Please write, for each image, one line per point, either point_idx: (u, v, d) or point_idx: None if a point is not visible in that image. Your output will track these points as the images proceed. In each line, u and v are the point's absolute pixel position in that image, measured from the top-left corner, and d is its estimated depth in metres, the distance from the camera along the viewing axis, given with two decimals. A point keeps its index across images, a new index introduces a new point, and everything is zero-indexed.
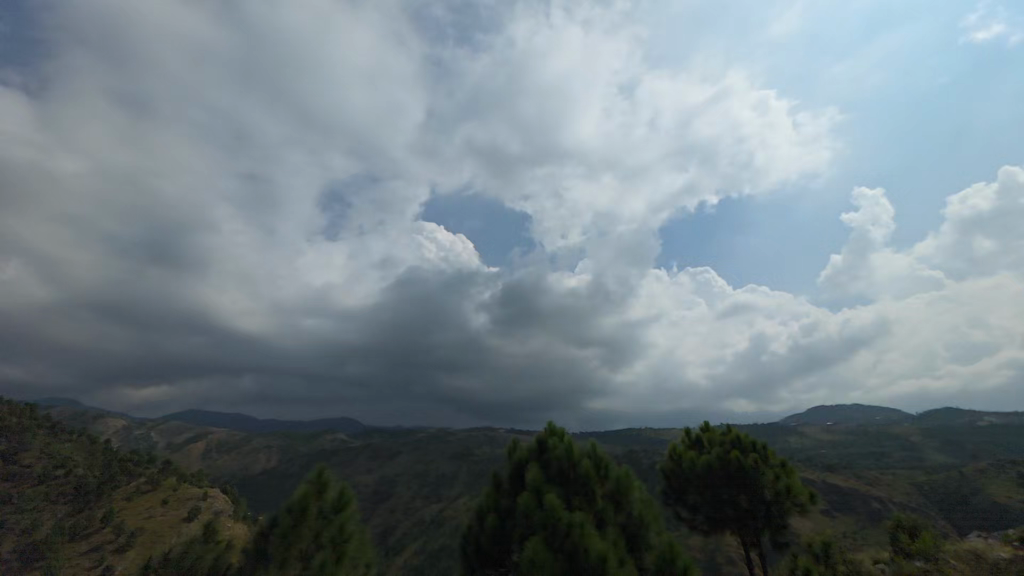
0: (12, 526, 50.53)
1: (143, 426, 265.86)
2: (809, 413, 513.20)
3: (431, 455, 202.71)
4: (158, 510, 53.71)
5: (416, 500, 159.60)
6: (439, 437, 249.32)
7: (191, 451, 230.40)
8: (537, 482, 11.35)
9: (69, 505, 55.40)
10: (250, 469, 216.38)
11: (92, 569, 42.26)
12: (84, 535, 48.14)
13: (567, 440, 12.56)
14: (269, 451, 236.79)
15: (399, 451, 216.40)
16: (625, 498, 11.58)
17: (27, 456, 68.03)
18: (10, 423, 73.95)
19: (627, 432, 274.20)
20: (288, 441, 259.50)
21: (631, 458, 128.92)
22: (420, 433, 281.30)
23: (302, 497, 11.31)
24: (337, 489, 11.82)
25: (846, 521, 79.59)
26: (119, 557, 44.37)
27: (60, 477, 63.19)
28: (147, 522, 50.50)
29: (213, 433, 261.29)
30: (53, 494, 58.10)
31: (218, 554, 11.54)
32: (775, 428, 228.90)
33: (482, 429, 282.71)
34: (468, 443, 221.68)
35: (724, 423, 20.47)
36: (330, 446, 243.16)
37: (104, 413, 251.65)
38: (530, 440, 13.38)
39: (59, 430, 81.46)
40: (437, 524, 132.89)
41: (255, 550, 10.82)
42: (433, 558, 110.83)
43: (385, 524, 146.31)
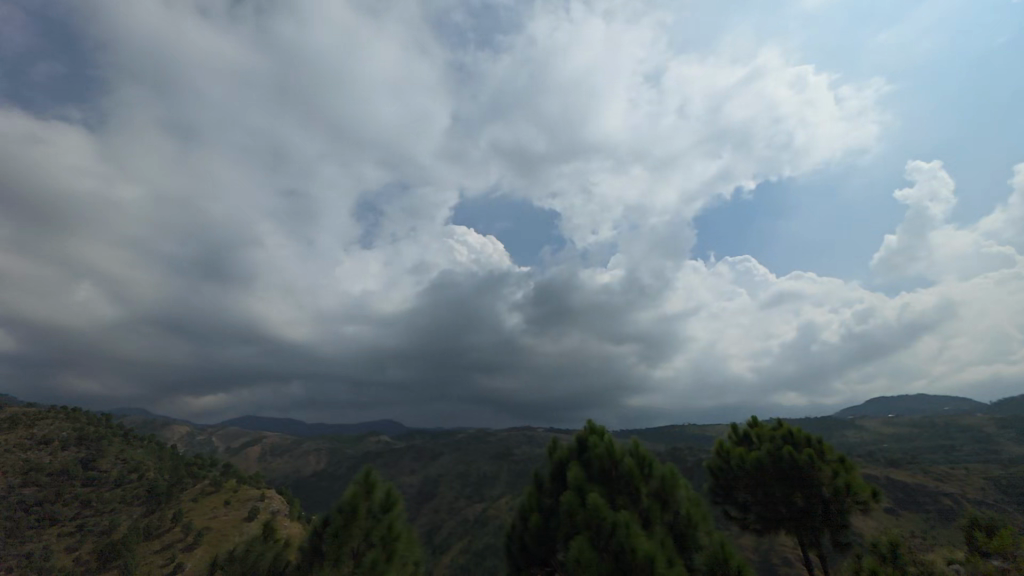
0: (93, 527, 55.32)
1: (204, 432, 284.87)
2: (867, 405, 481.42)
3: (471, 455, 205.36)
4: (222, 511, 57.36)
5: (459, 500, 161.99)
6: (478, 437, 252.00)
7: (248, 455, 244.27)
8: (579, 481, 11.25)
9: (143, 506, 60.16)
10: (301, 471, 226.77)
11: (165, 566, 45.76)
12: (157, 534, 52.11)
13: (608, 439, 12.38)
14: (319, 453, 247.31)
15: (440, 452, 220.40)
16: (671, 497, 11.28)
17: (106, 461, 74.43)
18: (89, 432, 80.95)
19: (669, 428, 267.38)
20: (335, 443, 270.20)
21: (675, 455, 125.63)
22: (460, 433, 285.53)
23: (351, 497, 11.72)
24: (384, 489, 12.17)
25: (915, 519, 74.14)
26: (189, 554, 47.73)
27: (135, 480, 68.74)
28: (212, 522, 54.04)
29: (267, 437, 276.19)
30: (130, 496, 63.32)
31: (278, 551, 12.17)
32: (830, 421, 216.13)
33: (521, 429, 283.68)
34: (507, 443, 222.90)
35: (773, 417, 19.58)
36: (374, 448, 251.12)
37: (171, 421, 271.49)
38: (570, 440, 13.29)
39: (131, 437, 88.43)
40: (481, 523, 134.35)
41: (310, 549, 11.32)
42: (479, 557, 112.18)
43: (430, 524, 149.55)
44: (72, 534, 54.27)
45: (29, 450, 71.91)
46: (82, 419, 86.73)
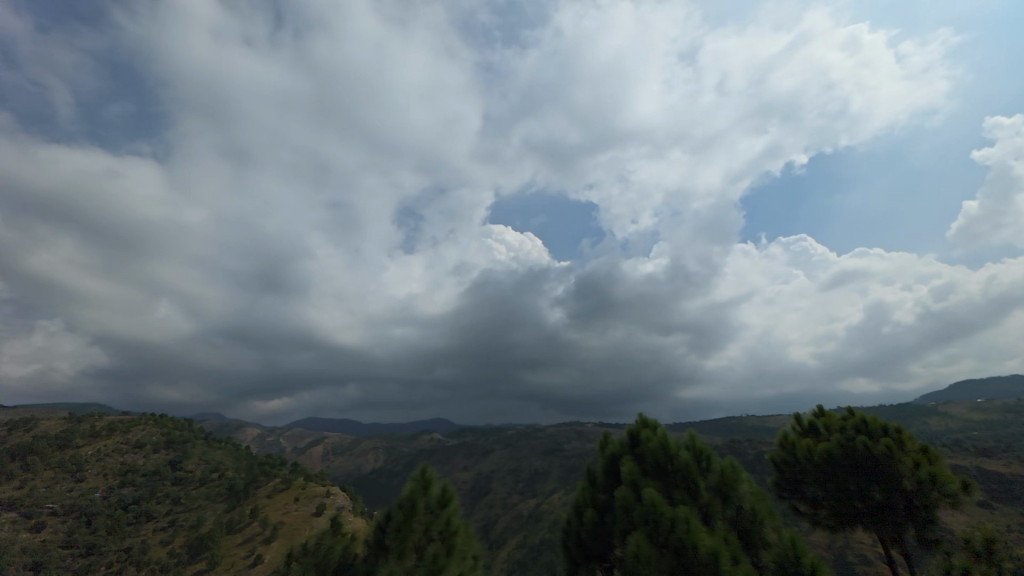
0: (184, 522, 61.15)
1: (274, 433, 306.43)
2: (951, 390, 438.01)
3: (522, 451, 206.81)
4: (293, 506, 61.38)
5: (512, 496, 163.83)
6: (528, 434, 253.27)
7: (313, 454, 259.81)
8: (632, 475, 11.03)
9: (225, 503, 65.59)
10: (362, 469, 237.99)
11: (248, 557, 49.78)
12: (238, 528, 56.58)
13: (661, 432, 12.05)
14: (377, 452, 258.47)
15: (491, 449, 223.72)
16: (733, 491, 10.79)
17: (190, 462, 81.55)
18: (176, 435, 89.58)
19: (725, 420, 256.19)
20: (391, 441, 281.28)
21: (733, 448, 120.56)
22: (510, 430, 287.83)
23: (409, 493, 12.14)
24: (440, 486, 12.54)
25: (1014, 512, 66.88)
26: (267, 547, 51.49)
27: (215, 479, 75.00)
28: (286, 517, 57.98)
29: (328, 437, 292.44)
30: (212, 494, 69.18)
31: (345, 545, 12.86)
32: (909, 408, 198.53)
33: (570, 425, 282.25)
34: (557, 438, 222.65)
35: (842, 407, 18.25)
36: (428, 446, 258.97)
37: (244, 424, 294.47)
38: (622, 434, 13.11)
39: (211, 439, 96.63)
40: (535, 518, 135.26)
41: (375, 543, 11.95)
42: (535, 551, 113.19)
43: (486, 519, 152.59)
44: (165, 529, 60.10)
45: (125, 454, 80.40)
46: (168, 425, 95.70)
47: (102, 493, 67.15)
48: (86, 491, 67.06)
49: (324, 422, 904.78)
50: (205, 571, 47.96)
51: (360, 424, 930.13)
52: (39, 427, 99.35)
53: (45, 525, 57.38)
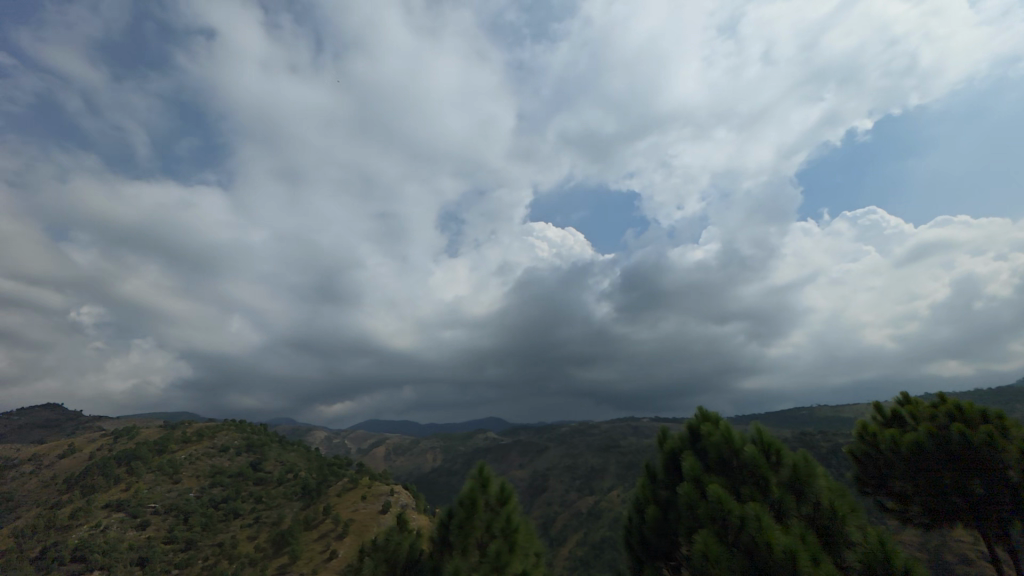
0: (267, 519, 66.43)
1: (339, 436, 324.84)
2: None
3: (577, 448, 205.11)
4: (361, 504, 64.79)
5: (570, 494, 163.11)
6: (582, 431, 250.43)
7: (376, 454, 272.64)
8: (694, 471, 10.62)
9: (301, 501, 70.49)
10: (422, 468, 246.69)
11: (325, 552, 53.28)
12: (314, 525, 60.50)
13: (724, 426, 11.47)
14: (435, 451, 266.63)
15: (546, 446, 223.94)
16: (808, 487, 10.09)
17: (268, 463, 88.28)
18: (255, 439, 97.41)
19: (794, 411, 240.08)
20: (448, 441, 288.85)
21: (805, 440, 112.97)
22: (564, 427, 286.56)
23: (469, 491, 12.40)
24: (498, 484, 12.72)
25: None
26: (340, 543, 54.81)
27: (291, 479, 80.68)
28: (355, 514, 61.38)
29: (389, 438, 305.25)
30: (289, 493, 74.58)
31: (412, 541, 13.38)
32: (1013, 391, 176.51)
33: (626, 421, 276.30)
34: (612, 435, 218.65)
35: (931, 393, 16.54)
36: (483, 444, 263.52)
37: (314, 428, 314.63)
38: (681, 429, 12.64)
39: (285, 442, 104.12)
40: (595, 515, 133.93)
41: (440, 538, 12.37)
42: (597, 549, 112.25)
43: (545, 516, 153.05)
44: (251, 525, 65.54)
45: (213, 457, 88.47)
46: (248, 429, 104.20)
47: (195, 493, 74.24)
48: (182, 492, 74.59)
49: (385, 424, 945.09)
50: (288, 565, 51.73)
51: (418, 424, 960.00)
52: (141, 435, 111.47)
53: (149, 523, 64.27)
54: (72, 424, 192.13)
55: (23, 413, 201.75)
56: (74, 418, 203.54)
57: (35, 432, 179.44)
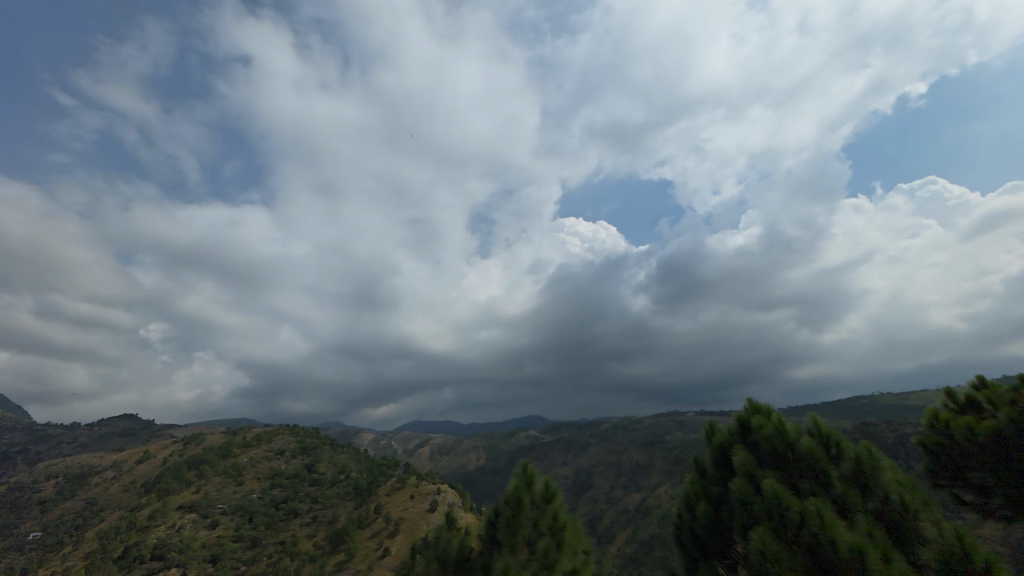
0: (323, 518, 69.70)
1: (386, 437, 336.06)
2: None
3: (620, 444, 201.91)
4: (410, 503, 66.62)
5: (616, 491, 161.18)
6: (625, 427, 246.14)
7: (422, 455, 279.97)
8: (746, 466, 10.20)
9: (353, 501, 73.42)
10: (466, 467, 251.17)
11: (378, 549, 55.24)
12: (367, 523, 62.85)
13: (776, 419, 10.94)
14: (478, 450, 270.41)
15: (589, 443, 221.97)
16: (874, 481, 9.46)
17: (321, 465, 92.49)
18: (308, 442, 102.46)
19: (854, 401, 225.48)
20: (490, 440, 292.00)
21: (867, 431, 105.99)
22: (606, 423, 282.91)
23: (514, 489, 12.46)
24: (542, 482, 12.72)
25: None
26: (392, 541, 56.63)
27: (343, 480, 84.16)
28: (405, 513, 63.21)
29: (433, 438, 312.17)
30: (342, 493, 77.88)
31: (461, 539, 13.62)
32: None
33: (670, 416, 269.21)
34: (656, 430, 213.62)
35: (1014, 376, 14.99)
36: (525, 443, 264.47)
37: (362, 431, 326.92)
38: (729, 422, 12.18)
39: (336, 444, 108.83)
40: (643, 513, 131.56)
41: (489, 537, 12.53)
42: (647, 547, 110.38)
43: (591, 513, 151.85)
44: (309, 524, 68.92)
45: (272, 460, 93.77)
46: (301, 433, 109.58)
47: (257, 494, 79.02)
48: (246, 493, 79.55)
49: (429, 425, 966.97)
50: (345, 562, 54.01)
51: (461, 424, 974.95)
52: (206, 441, 119.55)
53: (218, 522, 68.96)
54: (147, 433, 209.02)
55: (106, 424, 221.57)
56: (147, 426, 221.18)
57: (116, 441, 196.76)
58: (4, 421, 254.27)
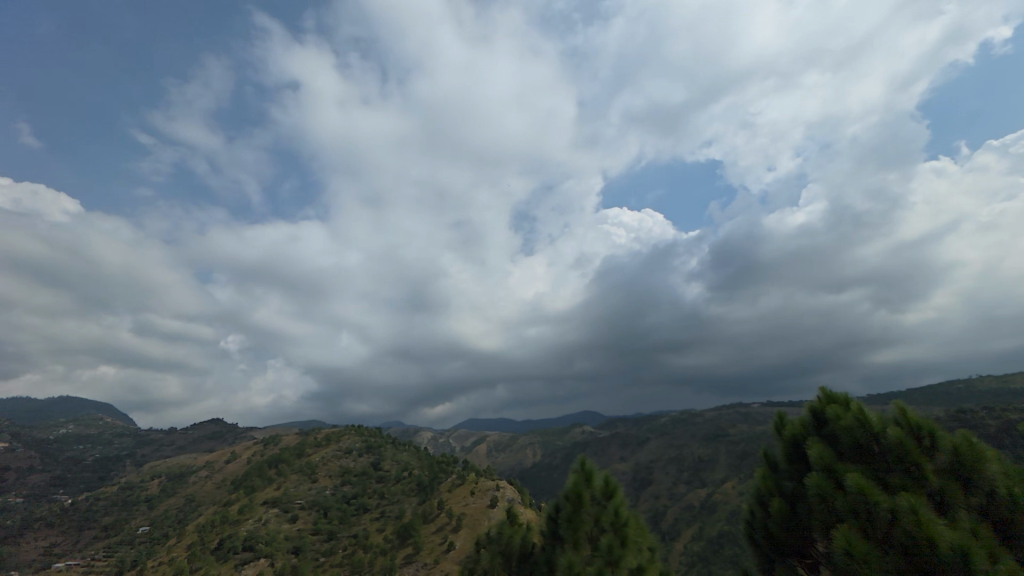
0: (391, 513, 73.19)
1: (444, 435, 346.73)
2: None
3: (680, 439, 194.81)
4: (471, 499, 68.24)
5: (679, 487, 156.27)
6: (684, 421, 237.10)
7: (479, 452, 286.02)
8: (823, 459, 9.49)
9: (417, 497, 76.43)
10: (523, 463, 253.76)
11: (443, 543, 57.32)
12: (431, 518, 65.04)
13: (856, 408, 10.09)
14: (534, 447, 271.96)
15: (647, 438, 216.27)
16: (977, 474, 8.48)
17: (386, 462, 97.02)
18: (373, 441, 107.76)
19: (947, 386, 203.02)
20: (546, 436, 292.07)
21: (964, 419, 95.36)
22: (663, 417, 274.23)
23: (574, 485, 12.35)
24: (602, 477, 12.48)
25: None
26: (456, 535, 58.58)
27: (407, 476, 87.75)
28: (467, 509, 64.92)
29: (489, 436, 317.49)
30: (406, 489, 81.38)
31: (523, 534, 13.79)
32: None
33: (733, 408, 256.15)
34: (718, 423, 203.85)
35: None
36: (581, 438, 262.25)
37: (421, 430, 339.36)
38: (802, 413, 11.37)
39: (398, 442, 113.65)
40: (709, 509, 126.41)
41: (550, 532, 12.59)
42: (716, 545, 106.35)
43: (654, 509, 148.13)
44: (378, 519, 72.57)
45: (340, 458, 99.71)
46: (365, 432, 115.49)
47: (330, 491, 84.36)
48: (320, 489, 85.20)
49: (484, 422, 983.07)
50: (413, 554, 56.56)
51: (514, 421, 986.00)
52: (282, 441, 129.25)
53: (297, 517, 74.38)
54: (231, 436, 229.42)
55: (197, 428, 245.60)
56: (231, 429, 242.64)
57: (206, 443, 217.56)
58: (117, 427, 289.37)
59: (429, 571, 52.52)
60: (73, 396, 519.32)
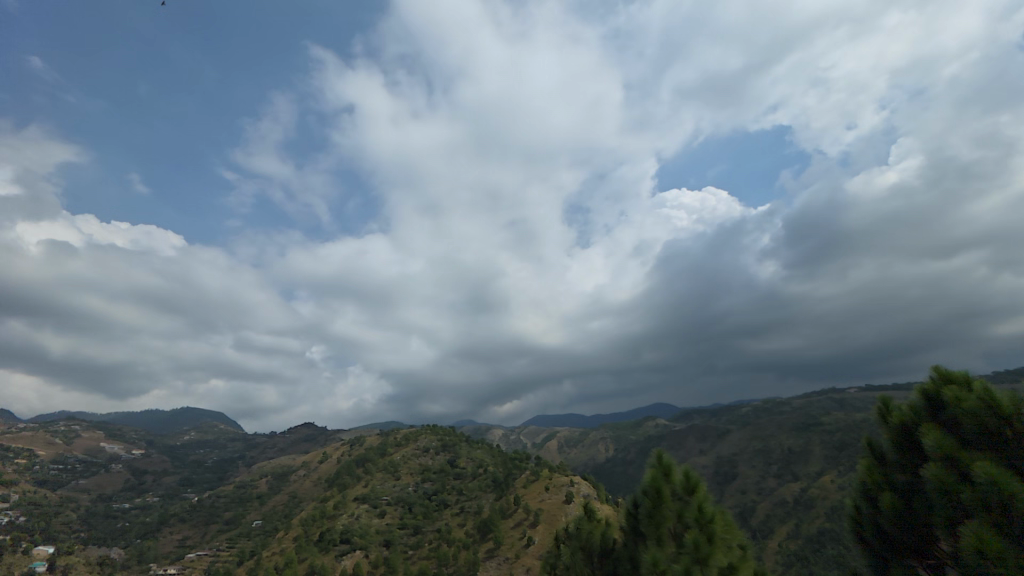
0: (471, 508, 75.85)
1: (515, 432, 352.28)
2: None
3: (766, 430, 181.24)
4: (547, 495, 68.67)
5: (768, 481, 145.86)
6: (769, 411, 220.29)
7: (551, 448, 286.88)
8: (942, 446, 8.31)
9: (494, 493, 78.37)
10: (596, 459, 250.83)
11: (522, 539, 58.37)
12: (509, 514, 66.31)
13: (979, 388, 8.75)
14: (606, 441, 267.40)
15: (728, 430, 203.95)
16: None
17: (461, 460, 100.67)
18: (448, 440, 112.22)
19: None
20: (617, 430, 285.83)
21: None
22: (744, 407, 257.20)
23: (652, 480, 11.94)
24: (682, 472, 11.94)
25: None
26: (535, 531, 59.40)
27: (482, 473, 90.23)
28: (544, 505, 65.58)
29: (560, 432, 316.79)
30: (483, 485, 83.74)
31: (603, 530, 13.62)
32: None
33: (826, 394, 233.57)
34: (809, 411, 186.83)
35: None
36: (655, 432, 253.30)
37: (493, 428, 347.28)
38: (911, 396, 10.07)
39: (471, 440, 117.05)
40: (805, 505, 116.57)
41: (631, 529, 12.34)
42: (816, 543, 98.06)
43: (741, 505, 139.73)
44: (459, 514, 75.50)
45: (420, 457, 105.10)
46: (440, 432, 120.41)
47: (413, 488, 89.40)
48: (403, 486, 90.49)
49: (553, 418, 985.36)
50: (495, 549, 58.05)
51: (582, 416, 978.29)
52: (365, 442, 138.60)
53: (386, 512, 79.47)
54: (322, 437, 250.38)
55: (293, 431, 271.07)
56: (322, 432, 264.68)
57: (302, 445, 239.36)
58: (229, 433, 327.92)
59: (510, 566, 53.88)
60: (192, 409, 595.28)
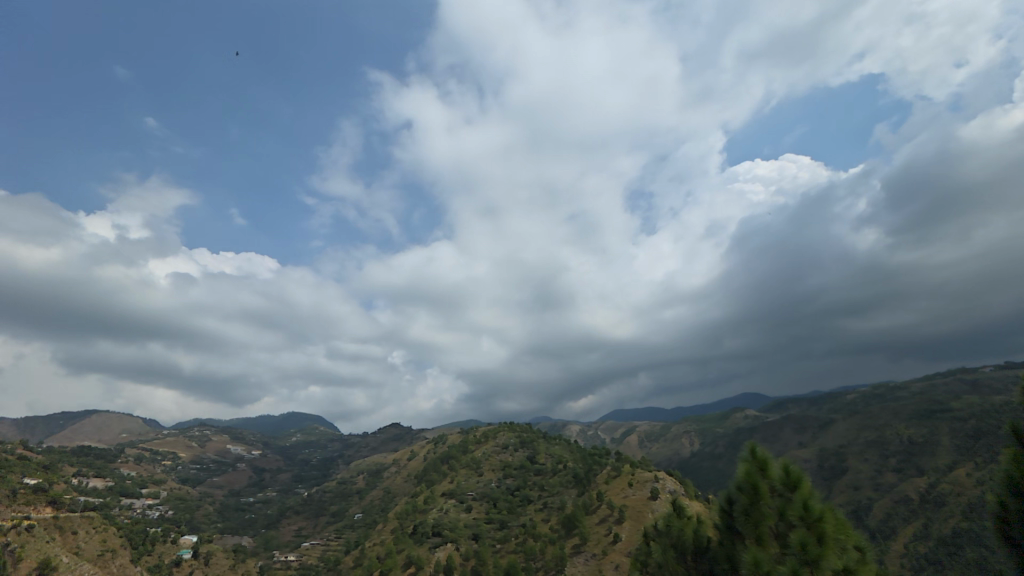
0: (554, 504, 76.24)
1: (592, 428, 347.73)
2: None
3: (878, 419, 161.09)
4: (630, 491, 66.69)
5: (885, 476, 129.39)
6: (881, 397, 195.07)
7: (631, 443, 278.96)
8: None
9: (575, 489, 78.04)
10: (680, 453, 239.52)
11: (608, 535, 57.58)
12: (592, 510, 65.40)
13: None
14: (690, 435, 254.15)
15: (832, 420, 184.03)
16: None
17: (540, 456, 101.49)
18: (526, 436, 113.80)
19: None
20: (702, 423, 270.45)
21: None
22: (849, 393, 230.35)
23: (746, 475, 11.16)
24: (780, 466, 10.98)
25: None
26: (621, 527, 58.27)
27: (562, 469, 90.15)
28: (628, 501, 63.94)
29: (639, 426, 306.90)
30: (564, 481, 83.70)
31: (694, 527, 12.94)
32: None
33: (954, 376, 201.92)
34: (933, 396, 162.48)
35: None
36: (745, 424, 235.65)
37: (569, 425, 345.47)
38: None
39: (548, 435, 117.35)
40: (933, 501, 101.98)
41: (726, 526, 11.69)
42: (951, 545, 85.27)
43: (854, 503, 125.44)
44: (542, 509, 76.09)
45: (500, 453, 107.67)
46: (518, 429, 122.23)
47: (496, 483, 91.75)
48: (486, 482, 93.28)
49: (630, 412, 957.30)
50: (581, 545, 57.81)
51: (661, 410, 939.43)
52: (448, 440, 145.02)
53: (472, 506, 82.55)
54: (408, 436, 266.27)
55: (382, 432, 290.93)
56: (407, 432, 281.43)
57: (391, 444, 256.42)
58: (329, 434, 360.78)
59: (599, 563, 53.33)
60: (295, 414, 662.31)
